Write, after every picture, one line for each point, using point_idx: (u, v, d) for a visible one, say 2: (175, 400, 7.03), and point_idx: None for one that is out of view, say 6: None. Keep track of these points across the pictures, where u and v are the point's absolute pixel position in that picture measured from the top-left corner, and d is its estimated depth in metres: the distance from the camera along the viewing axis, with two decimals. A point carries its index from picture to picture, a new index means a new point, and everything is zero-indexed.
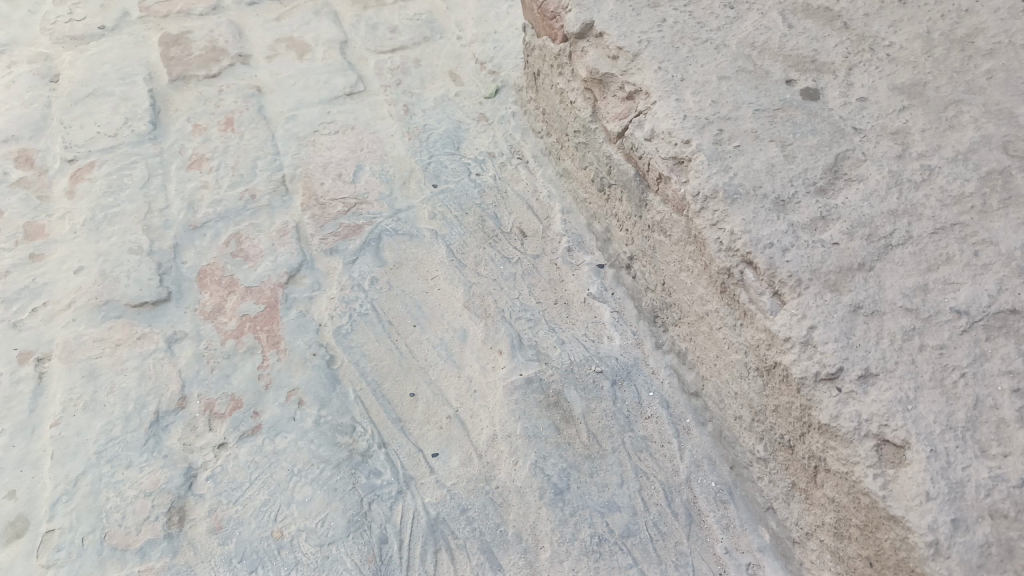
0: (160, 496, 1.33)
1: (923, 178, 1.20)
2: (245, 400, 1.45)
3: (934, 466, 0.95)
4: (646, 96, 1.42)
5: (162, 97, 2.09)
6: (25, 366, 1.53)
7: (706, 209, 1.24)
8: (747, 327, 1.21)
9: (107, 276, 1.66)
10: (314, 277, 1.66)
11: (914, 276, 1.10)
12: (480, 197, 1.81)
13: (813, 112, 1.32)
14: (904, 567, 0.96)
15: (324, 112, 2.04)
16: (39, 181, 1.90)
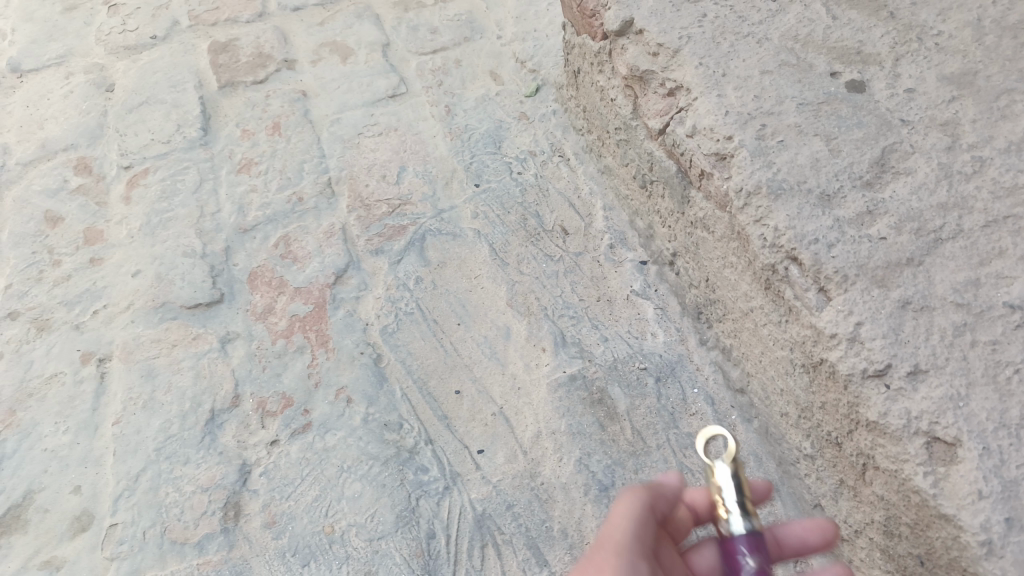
0: (217, 492, 1.37)
1: (974, 170, 1.18)
2: (295, 398, 1.49)
3: (987, 464, 0.93)
4: (687, 93, 1.42)
5: (211, 104, 2.15)
6: (87, 366, 1.59)
7: (749, 205, 1.24)
8: (793, 323, 1.19)
9: (163, 279, 1.72)
10: (361, 278, 1.69)
11: (965, 271, 1.08)
12: (522, 195, 1.82)
13: (858, 105, 1.30)
14: (956, 566, 0.94)
15: (368, 114, 2.08)
16: (97, 187, 1.97)
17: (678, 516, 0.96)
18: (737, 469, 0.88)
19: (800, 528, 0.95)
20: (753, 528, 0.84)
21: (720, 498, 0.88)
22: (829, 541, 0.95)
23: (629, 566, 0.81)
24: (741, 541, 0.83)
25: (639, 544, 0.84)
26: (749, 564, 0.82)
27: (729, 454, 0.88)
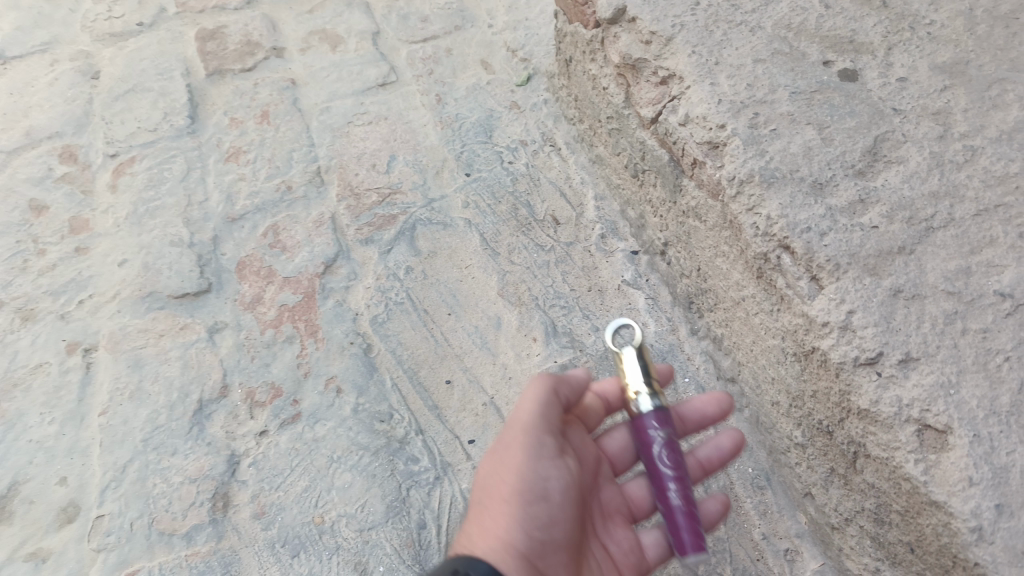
0: (205, 482, 1.36)
1: (966, 159, 1.18)
2: (285, 388, 1.48)
3: (977, 451, 0.93)
4: (680, 81, 1.41)
5: (199, 92, 2.13)
6: (73, 356, 1.58)
7: (742, 193, 1.23)
8: (785, 312, 1.19)
9: (150, 268, 1.70)
10: (351, 267, 1.68)
11: (956, 259, 1.08)
12: (513, 185, 1.81)
13: (851, 94, 1.30)
14: (947, 553, 0.94)
15: (358, 103, 2.06)
16: (83, 176, 1.95)
17: (587, 402, 1.15)
18: (643, 360, 1.06)
19: (698, 401, 1.15)
20: (660, 407, 1.04)
21: (629, 386, 1.06)
22: (723, 409, 1.16)
23: (535, 444, 1.00)
24: (650, 418, 1.03)
25: (548, 422, 1.02)
26: (656, 436, 1.03)
27: (635, 344, 1.06)
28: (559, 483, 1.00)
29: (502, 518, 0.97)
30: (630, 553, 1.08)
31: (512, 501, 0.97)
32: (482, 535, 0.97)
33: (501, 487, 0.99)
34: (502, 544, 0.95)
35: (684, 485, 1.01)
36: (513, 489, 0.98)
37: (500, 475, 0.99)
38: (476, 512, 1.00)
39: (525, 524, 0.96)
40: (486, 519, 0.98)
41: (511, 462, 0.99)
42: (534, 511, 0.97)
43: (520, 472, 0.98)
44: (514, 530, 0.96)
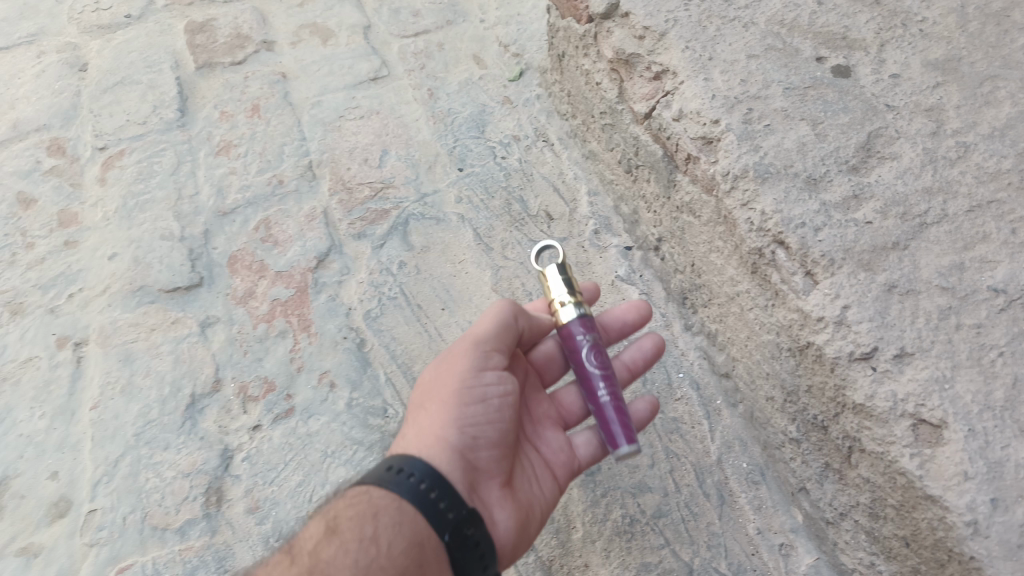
0: (198, 478, 1.35)
1: (959, 156, 1.19)
2: (278, 383, 1.48)
3: (972, 445, 0.94)
4: (674, 77, 1.42)
5: (188, 85, 2.11)
6: (63, 351, 1.56)
7: (736, 188, 1.24)
8: (779, 307, 1.20)
9: (140, 262, 1.69)
10: (343, 262, 1.67)
11: (950, 255, 1.09)
12: (506, 180, 1.80)
13: (844, 90, 1.31)
14: (942, 546, 0.95)
15: (349, 97, 2.05)
16: (71, 169, 1.93)
17: None
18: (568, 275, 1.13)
19: (619, 311, 1.25)
20: (583, 313, 1.11)
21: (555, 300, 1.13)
22: (644, 317, 1.26)
23: (479, 353, 1.05)
24: (575, 324, 1.11)
25: (499, 341, 1.08)
26: (583, 343, 1.10)
27: (558, 260, 1.13)
28: (501, 391, 1.04)
29: (440, 417, 1.01)
30: (563, 453, 1.12)
31: (450, 402, 1.02)
32: (421, 432, 1.02)
33: (443, 390, 1.04)
34: (438, 439, 1.00)
35: (613, 385, 1.08)
36: (453, 391, 1.03)
37: (443, 382, 1.04)
38: (418, 414, 1.05)
39: (462, 422, 1.01)
40: (425, 417, 1.03)
41: (454, 368, 1.04)
42: (473, 412, 1.01)
43: (461, 377, 1.03)
44: (450, 428, 1.00)
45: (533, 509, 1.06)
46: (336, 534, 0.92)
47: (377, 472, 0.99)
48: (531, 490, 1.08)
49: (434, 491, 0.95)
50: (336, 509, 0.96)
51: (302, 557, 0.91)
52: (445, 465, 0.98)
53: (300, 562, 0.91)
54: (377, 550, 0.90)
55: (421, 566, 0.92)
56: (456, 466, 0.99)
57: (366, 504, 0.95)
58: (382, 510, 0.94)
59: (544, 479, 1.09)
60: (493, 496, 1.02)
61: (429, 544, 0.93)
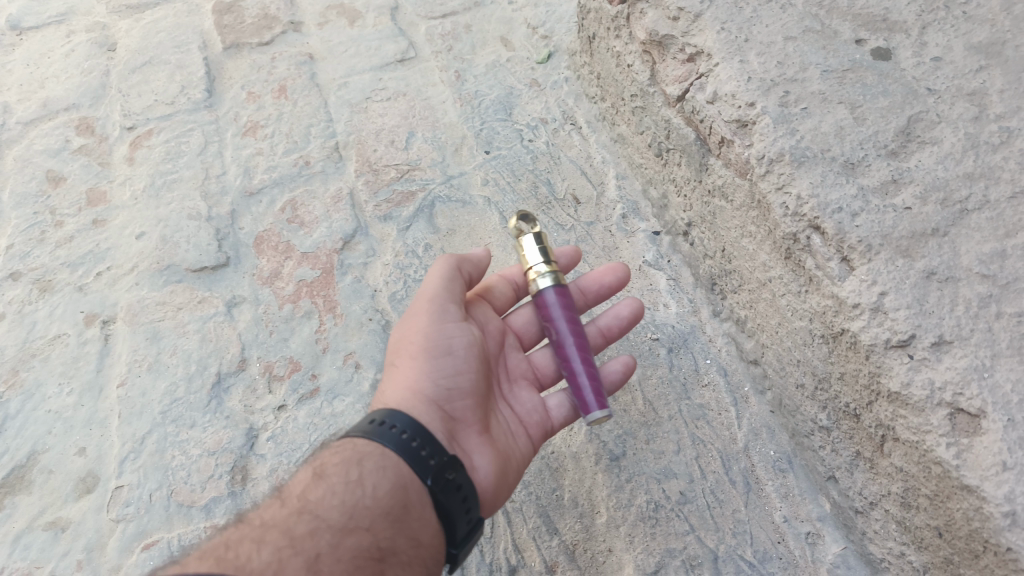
0: (224, 455, 1.36)
1: (1002, 141, 1.16)
2: (304, 363, 1.48)
3: (1011, 436, 0.91)
4: (708, 58, 1.39)
5: (216, 65, 2.11)
6: (91, 328, 1.57)
7: (771, 172, 1.22)
8: (813, 294, 1.18)
9: (168, 241, 1.70)
10: (369, 244, 1.67)
11: (991, 242, 1.06)
12: (533, 163, 1.79)
13: (884, 73, 1.28)
14: (978, 537, 0.93)
15: (376, 79, 2.04)
16: (100, 148, 1.94)
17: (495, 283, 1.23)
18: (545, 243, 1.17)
19: (596, 274, 1.27)
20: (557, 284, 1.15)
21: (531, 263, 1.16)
22: (620, 280, 1.27)
23: (438, 307, 1.08)
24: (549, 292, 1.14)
25: (451, 294, 1.11)
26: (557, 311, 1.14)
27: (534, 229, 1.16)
28: (461, 336, 1.07)
29: (412, 373, 1.04)
30: (538, 412, 1.14)
31: (419, 355, 1.04)
32: (396, 390, 1.04)
33: (409, 348, 1.07)
34: (415, 394, 1.02)
35: (586, 355, 1.12)
36: (419, 345, 1.05)
37: (407, 342, 1.07)
38: (389, 377, 1.07)
39: (432, 373, 1.03)
40: (397, 377, 1.05)
41: (418, 324, 1.07)
42: (441, 360, 1.04)
43: (422, 330, 1.06)
44: (423, 378, 1.03)
45: (512, 457, 1.08)
46: (323, 478, 0.92)
47: (358, 425, 0.99)
48: (508, 441, 1.09)
49: (415, 440, 0.95)
50: (319, 457, 0.96)
51: (291, 499, 0.89)
52: (424, 416, 1.00)
53: (289, 503, 0.88)
54: (362, 493, 0.90)
55: (406, 508, 0.92)
56: (435, 416, 1.01)
57: (351, 451, 0.95)
58: (364, 456, 0.94)
59: (519, 434, 1.11)
60: (472, 443, 1.03)
61: (412, 487, 0.93)
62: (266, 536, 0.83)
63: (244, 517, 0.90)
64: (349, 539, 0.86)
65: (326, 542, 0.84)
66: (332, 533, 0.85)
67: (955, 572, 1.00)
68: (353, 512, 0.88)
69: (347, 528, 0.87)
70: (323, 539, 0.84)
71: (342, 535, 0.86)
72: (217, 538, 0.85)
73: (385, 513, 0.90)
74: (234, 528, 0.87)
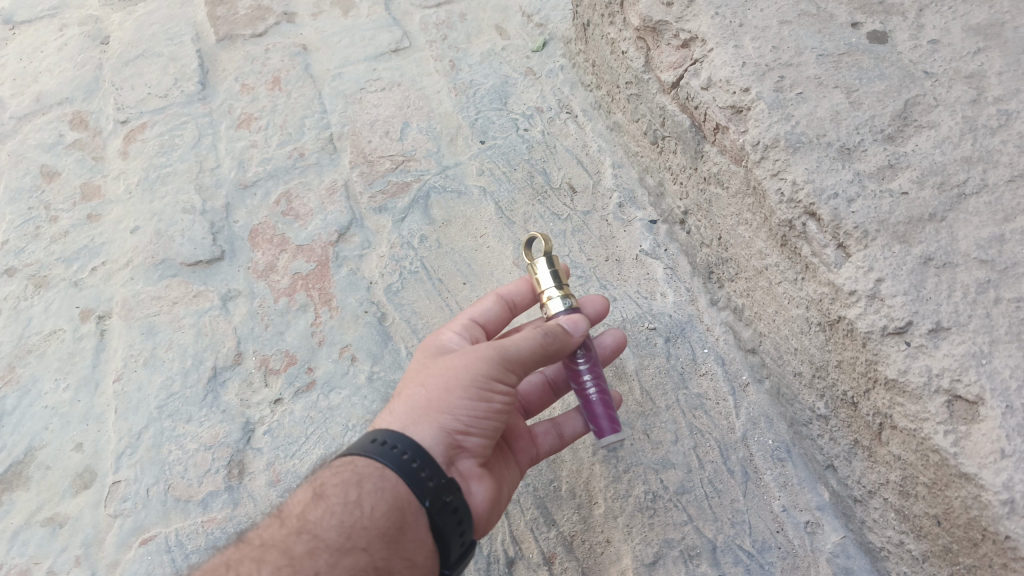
0: (220, 450, 1.35)
1: (1000, 124, 1.15)
2: (299, 356, 1.47)
3: (1010, 422, 0.90)
4: (703, 44, 1.38)
5: (209, 57, 2.10)
6: (87, 323, 1.57)
7: (767, 158, 1.21)
8: (810, 281, 1.17)
9: (162, 235, 1.69)
10: (364, 236, 1.66)
11: (990, 226, 1.05)
12: (529, 152, 1.77)
13: (880, 57, 1.26)
14: (976, 525, 0.92)
15: (370, 69, 2.02)
16: (93, 142, 1.93)
17: (486, 305, 1.15)
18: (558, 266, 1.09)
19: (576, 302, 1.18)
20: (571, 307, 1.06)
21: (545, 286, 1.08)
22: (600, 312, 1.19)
23: (501, 364, 0.96)
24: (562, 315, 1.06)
25: (526, 356, 0.97)
26: None
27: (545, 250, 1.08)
28: (507, 390, 0.97)
29: (435, 398, 0.95)
30: (525, 439, 1.13)
31: (451, 388, 0.95)
32: (413, 406, 0.96)
33: (443, 370, 0.97)
34: (429, 418, 0.95)
35: (598, 372, 1.08)
36: (459, 385, 0.95)
37: (446, 364, 0.97)
38: (412, 385, 0.99)
39: (460, 412, 0.95)
40: (420, 393, 0.96)
41: (471, 366, 0.95)
42: (472, 404, 0.95)
43: (470, 370, 0.95)
44: (444, 410, 0.95)
45: (504, 486, 1.06)
46: (323, 498, 0.91)
47: (359, 442, 0.95)
48: (502, 468, 1.07)
49: (415, 462, 0.92)
50: (321, 477, 0.94)
51: (290, 519, 0.91)
52: (429, 443, 0.94)
53: (289, 523, 0.90)
54: (360, 513, 0.89)
55: (402, 529, 0.90)
56: (444, 449, 0.95)
57: (351, 471, 0.92)
58: (364, 478, 0.91)
59: (511, 462, 1.10)
60: (470, 470, 0.99)
61: (409, 509, 0.91)
62: (267, 555, 0.86)
63: (246, 536, 0.92)
64: (346, 559, 0.86)
65: (324, 561, 0.86)
66: (330, 553, 0.86)
67: (953, 560, 1.00)
68: (351, 532, 0.88)
69: (344, 548, 0.87)
70: (321, 558, 0.86)
71: (339, 555, 0.86)
72: (219, 557, 0.89)
73: (381, 535, 0.89)
74: (237, 548, 0.89)
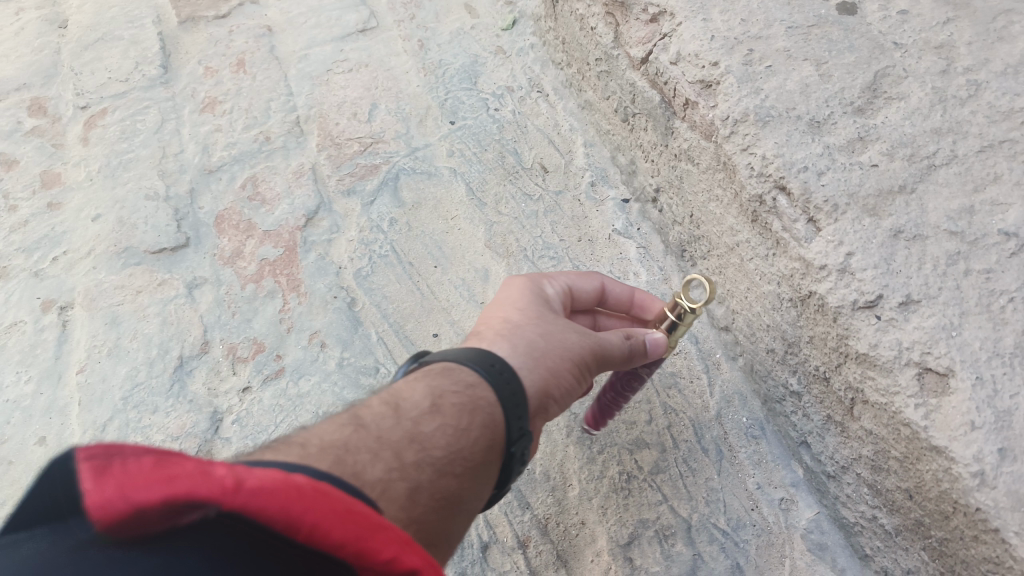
0: (188, 440, 1.33)
1: (970, 94, 1.14)
2: (267, 343, 1.44)
3: (980, 394, 0.90)
4: (672, 18, 1.36)
5: (172, 40, 2.04)
6: (48, 314, 1.53)
7: (736, 133, 1.19)
8: (781, 257, 1.16)
9: (125, 223, 1.64)
10: (333, 220, 1.63)
11: (959, 198, 1.04)
12: (500, 132, 1.75)
13: (850, 28, 1.25)
14: (947, 499, 0.91)
15: (337, 50, 1.98)
16: (53, 129, 1.87)
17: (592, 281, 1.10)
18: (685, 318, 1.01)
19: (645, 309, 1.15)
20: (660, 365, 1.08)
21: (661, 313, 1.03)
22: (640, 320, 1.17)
23: (599, 360, 0.96)
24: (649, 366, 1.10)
25: (614, 359, 0.98)
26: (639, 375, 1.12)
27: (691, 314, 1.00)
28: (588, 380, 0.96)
29: (550, 356, 0.90)
30: None
31: (567, 354, 0.91)
32: (527, 352, 0.89)
33: (558, 333, 0.93)
34: (540, 372, 0.89)
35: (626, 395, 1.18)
36: (570, 359, 0.92)
37: (563, 329, 0.94)
38: (525, 330, 0.92)
39: (562, 381, 0.91)
40: (538, 345, 0.90)
41: (583, 347, 0.94)
42: (571, 378, 0.92)
43: (579, 346, 0.93)
44: (555, 370, 0.90)
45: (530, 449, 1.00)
46: (440, 413, 0.78)
47: (469, 357, 0.85)
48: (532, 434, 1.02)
49: (519, 403, 0.83)
50: (436, 383, 0.81)
51: (400, 417, 0.76)
52: (534, 393, 0.87)
53: (403, 423, 0.75)
54: (466, 443, 0.77)
55: (486, 467, 0.80)
56: (537, 409, 0.89)
57: (466, 392, 0.81)
58: (477, 402, 0.81)
59: None
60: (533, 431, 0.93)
61: (497, 453, 0.81)
62: (381, 449, 0.71)
63: (342, 417, 0.76)
64: (443, 482, 0.74)
65: (426, 476, 0.73)
66: (433, 470, 0.73)
67: (926, 533, 0.99)
68: (452, 457, 0.76)
69: (442, 472, 0.74)
70: (425, 472, 0.73)
71: (438, 476, 0.74)
72: (323, 431, 0.72)
73: (471, 469, 0.77)
74: (352, 431, 0.72)
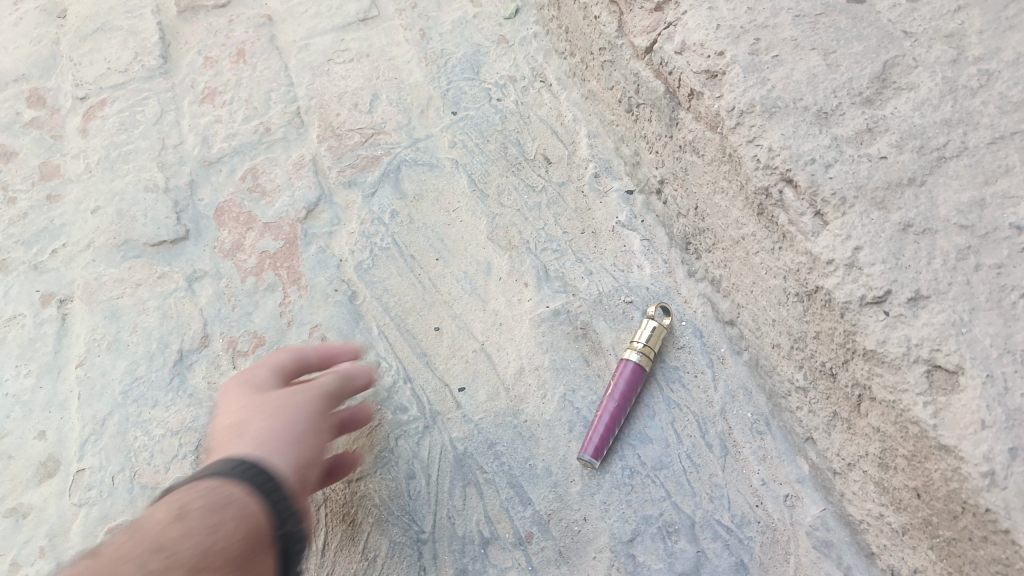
0: (187, 435, 1.32)
1: (981, 85, 1.11)
2: (268, 337, 1.43)
3: (990, 392, 0.88)
4: (677, 7, 1.34)
5: (171, 30, 2.02)
6: (48, 308, 1.52)
7: (742, 124, 1.17)
8: (787, 251, 1.14)
9: (125, 215, 1.63)
10: (334, 212, 1.61)
11: (969, 190, 1.02)
12: (502, 123, 1.73)
13: (858, 17, 1.22)
14: (956, 499, 0.90)
15: (338, 40, 1.96)
16: (52, 121, 1.86)
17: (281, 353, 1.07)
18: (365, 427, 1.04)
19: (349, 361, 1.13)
20: (637, 361, 1.26)
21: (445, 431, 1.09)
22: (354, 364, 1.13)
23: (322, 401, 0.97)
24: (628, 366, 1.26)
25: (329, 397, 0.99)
26: (624, 376, 1.25)
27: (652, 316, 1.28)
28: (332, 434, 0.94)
29: (298, 428, 0.90)
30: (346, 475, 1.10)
31: (293, 412, 0.91)
32: (275, 435, 0.87)
33: (281, 413, 0.91)
34: (286, 449, 0.85)
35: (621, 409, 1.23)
36: (307, 417, 0.92)
37: (286, 404, 0.93)
38: (244, 423, 0.89)
39: (313, 446, 0.89)
40: (279, 426, 0.88)
41: (277, 400, 0.93)
42: (317, 439, 0.90)
43: (303, 404, 0.93)
44: (302, 445, 0.88)
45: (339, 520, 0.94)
46: (182, 521, 0.71)
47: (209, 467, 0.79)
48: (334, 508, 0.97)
49: (279, 491, 0.78)
50: (183, 495, 0.73)
51: (134, 543, 0.69)
52: (284, 467, 0.83)
53: (134, 547, 0.68)
54: (220, 536, 0.71)
55: (258, 551, 0.73)
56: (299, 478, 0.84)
57: (208, 492, 0.74)
58: (229, 499, 0.74)
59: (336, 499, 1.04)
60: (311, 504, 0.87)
61: (268, 536, 0.75)
62: None
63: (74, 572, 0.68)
64: None
65: None
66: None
67: (934, 533, 0.98)
68: (205, 556, 0.69)
69: (197, 571, 0.69)
70: None
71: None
72: None
73: (234, 562, 0.71)
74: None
